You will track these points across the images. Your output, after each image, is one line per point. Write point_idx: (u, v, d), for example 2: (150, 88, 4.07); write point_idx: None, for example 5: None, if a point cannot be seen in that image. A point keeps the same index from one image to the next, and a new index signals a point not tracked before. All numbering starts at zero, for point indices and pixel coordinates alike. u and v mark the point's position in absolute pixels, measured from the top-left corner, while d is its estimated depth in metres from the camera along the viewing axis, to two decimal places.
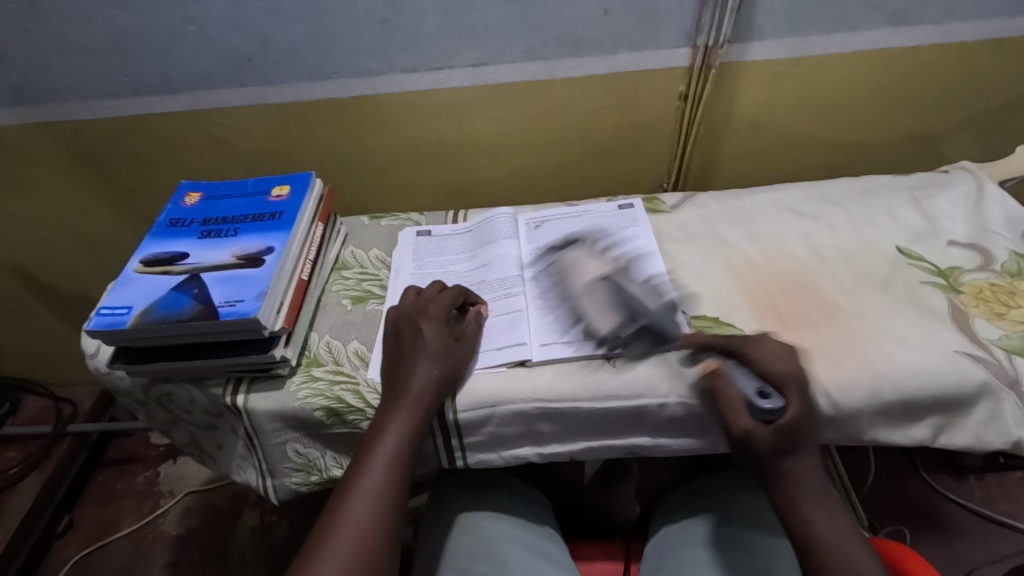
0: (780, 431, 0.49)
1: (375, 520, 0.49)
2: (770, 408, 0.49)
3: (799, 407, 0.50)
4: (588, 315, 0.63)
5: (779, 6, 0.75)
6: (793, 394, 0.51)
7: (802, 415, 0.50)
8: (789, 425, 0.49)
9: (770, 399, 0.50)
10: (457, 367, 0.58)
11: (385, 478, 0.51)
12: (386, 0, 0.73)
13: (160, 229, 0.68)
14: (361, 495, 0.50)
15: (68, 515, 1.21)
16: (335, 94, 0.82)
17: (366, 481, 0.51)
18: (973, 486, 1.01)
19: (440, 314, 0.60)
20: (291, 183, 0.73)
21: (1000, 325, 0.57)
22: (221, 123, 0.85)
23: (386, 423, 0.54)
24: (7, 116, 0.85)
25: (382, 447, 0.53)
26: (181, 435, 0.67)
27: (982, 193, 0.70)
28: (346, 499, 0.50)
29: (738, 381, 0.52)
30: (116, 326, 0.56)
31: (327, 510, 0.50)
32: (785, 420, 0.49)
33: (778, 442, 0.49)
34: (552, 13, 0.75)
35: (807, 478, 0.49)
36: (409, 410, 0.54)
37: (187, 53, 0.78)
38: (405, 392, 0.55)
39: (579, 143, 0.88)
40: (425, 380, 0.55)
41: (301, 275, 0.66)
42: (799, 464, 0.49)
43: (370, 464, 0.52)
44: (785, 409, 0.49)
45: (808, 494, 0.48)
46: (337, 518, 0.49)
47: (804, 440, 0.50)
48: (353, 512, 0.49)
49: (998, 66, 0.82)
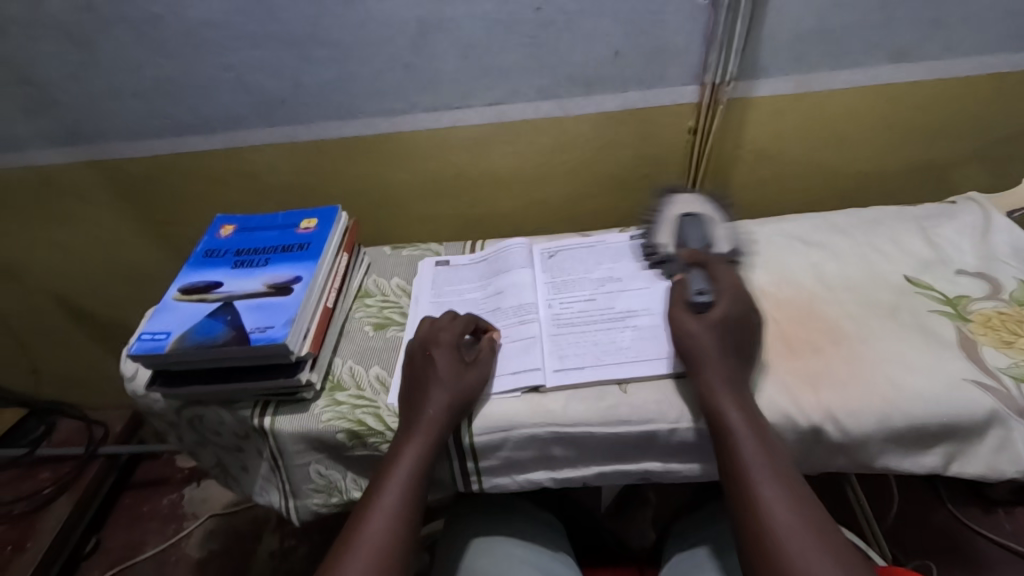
0: (711, 324, 0.56)
1: (389, 542, 0.51)
2: (700, 302, 0.58)
3: (730, 309, 0.57)
4: (589, 353, 0.64)
5: (782, 46, 0.78)
6: (727, 298, 0.58)
7: (733, 314, 0.57)
8: (718, 317, 0.56)
9: (705, 296, 0.58)
10: (470, 387, 0.60)
11: (399, 500, 0.53)
12: (408, 45, 0.78)
13: (197, 260, 0.73)
14: (376, 516, 0.52)
15: (96, 536, 1.24)
16: (361, 132, 0.87)
17: (381, 501, 0.53)
18: (1003, 520, 0.98)
19: (454, 340, 0.62)
20: (318, 216, 0.77)
21: (1007, 353, 0.57)
22: (254, 160, 0.90)
23: (402, 446, 0.56)
24: (59, 155, 0.91)
25: (398, 471, 0.55)
26: (210, 456, 0.70)
27: (990, 223, 0.71)
28: (362, 518, 0.52)
29: (688, 282, 0.61)
30: (155, 351, 0.60)
31: (345, 530, 0.53)
32: (716, 314, 0.56)
33: (708, 335, 0.55)
34: (566, 55, 0.79)
35: (729, 307, 0.57)
36: (423, 435, 0.56)
37: (225, 96, 0.83)
38: (420, 416, 0.57)
39: (592, 176, 0.92)
40: (437, 408, 0.57)
41: (326, 303, 0.69)
42: (723, 303, 0.57)
43: (386, 486, 0.54)
44: (716, 306, 0.57)
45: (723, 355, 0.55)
46: (354, 538, 0.51)
47: (734, 339, 0.56)
48: (368, 533, 0.51)
49: (1003, 99, 0.83)
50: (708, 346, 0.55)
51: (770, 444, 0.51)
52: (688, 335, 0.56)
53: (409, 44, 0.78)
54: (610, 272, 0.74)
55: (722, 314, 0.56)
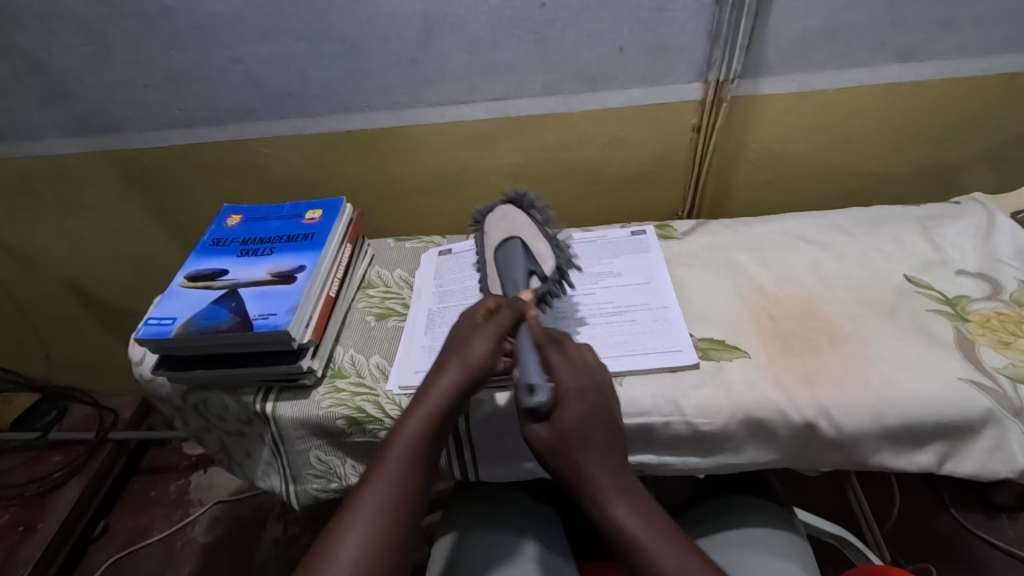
0: (556, 431, 0.51)
1: (390, 512, 0.48)
2: (535, 404, 0.51)
3: (577, 408, 0.51)
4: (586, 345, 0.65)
5: (786, 45, 0.78)
6: (566, 392, 0.52)
7: (571, 413, 0.51)
8: (563, 423, 0.51)
9: (540, 393, 0.51)
10: (487, 358, 0.56)
11: (400, 472, 0.50)
12: (414, 40, 0.79)
13: (203, 248, 0.74)
14: (376, 485, 0.49)
15: (104, 520, 1.27)
16: (367, 125, 0.88)
17: (383, 470, 0.50)
18: (1006, 525, 0.97)
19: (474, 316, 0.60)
20: (323, 207, 0.78)
21: (1005, 354, 0.57)
22: (262, 152, 0.92)
23: (407, 418, 0.53)
24: (73, 145, 0.94)
25: (401, 442, 0.52)
26: (213, 441, 0.72)
27: (992, 224, 0.71)
28: (362, 489, 0.49)
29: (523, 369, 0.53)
30: (161, 336, 0.62)
31: (342, 508, 0.49)
32: (554, 429, 0.51)
33: (559, 441, 0.51)
34: (570, 52, 0.79)
35: (567, 407, 0.51)
36: (432, 413, 0.53)
37: (235, 89, 0.85)
38: (428, 389, 0.55)
39: (595, 172, 0.92)
40: (448, 381, 0.55)
41: (329, 292, 0.70)
42: (563, 409, 0.51)
43: (389, 457, 0.51)
44: (559, 410, 0.51)
45: (593, 461, 0.50)
46: (353, 508, 0.48)
47: (592, 438, 0.51)
48: (367, 502, 0.48)
49: (1011, 100, 0.83)
50: (569, 458, 0.50)
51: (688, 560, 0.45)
52: (546, 450, 0.51)
53: (416, 39, 0.79)
54: (610, 267, 0.75)
55: (564, 419, 0.51)
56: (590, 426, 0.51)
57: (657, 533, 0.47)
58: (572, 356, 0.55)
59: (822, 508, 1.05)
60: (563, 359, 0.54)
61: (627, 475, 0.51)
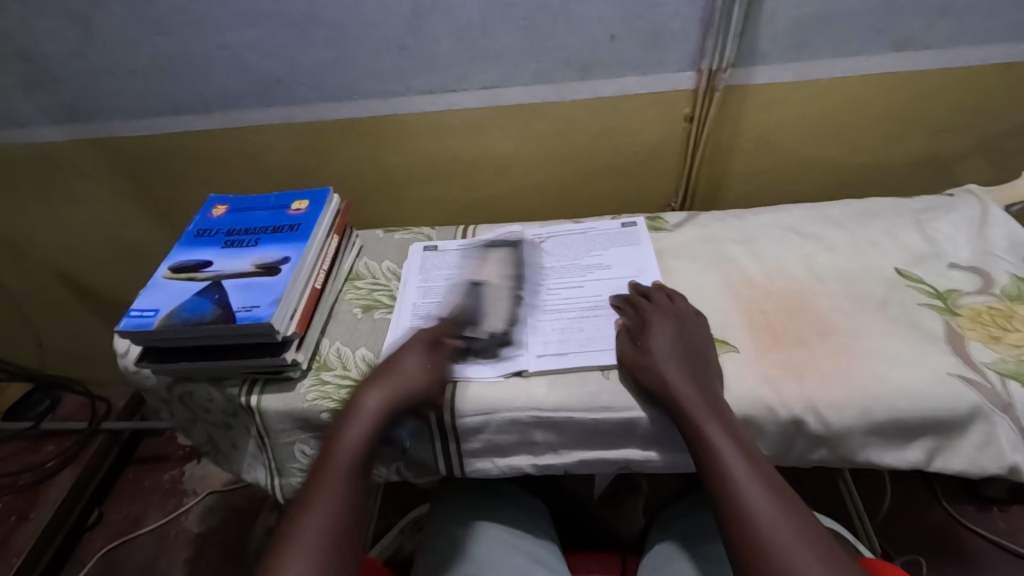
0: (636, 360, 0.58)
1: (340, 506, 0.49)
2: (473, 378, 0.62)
3: (664, 337, 0.58)
4: (571, 340, 0.64)
5: (781, 32, 0.76)
6: (659, 324, 0.59)
7: (671, 343, 0.57)
8: (649, 343, 0.58)
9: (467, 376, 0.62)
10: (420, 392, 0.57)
11: (340, 495, 0.50)
12: (402, 27, 0.77)
13: (188, 239, 0.73)
14: (316, 509, 0.49)
15: (99, 509, 1.26)
16: (356, 114, 0.87)
17: (326, 489, 0.50)
18: (997, 518, 0.98)
19: (421, 347, 0.60)
20: (309, 198, 0.77)
21: (995, 348, 0.57)
22: (251, 141, 0.91)
23: (344, 424, 0.54)
24: (59, 133, 0.92)
25: (344, 442, 0.53)
26: (199, 433, 0.71)
27: (986, 217, 0.70)
28: (312, 489, 0.50)
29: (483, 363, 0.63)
30: (143, 327, 0.61)
31: (281, 529, 0.49)
32: (645, 345, 0.58)
33: (636, 353, 0.58)
34: (561, 39, 0.78)
35: (661, 334, 0.58)
36: (372, 413, 0.54)
37: (222, 76, 0.83)
38: (359, 407, 0.55)
39: (587, 162, 0.91)
40: (381, 403, 0.55)
41: (315, 284, 0.70)
42: (655, 333, 0.58)
43: (331, 459, 0.52)
44: (652, 333, 0.59)
45: (672, 366, 0.55)
46: (303, 517, 0.48)
47: (695, 361, 0.56)
48: (307, 524, 0.48)
49: (1009, 91, 0.81)
50: (647, 365, 0.56)
51: (756, 460, 0.49)
52: (626, 361, 0.59)
53: (404, 25, 0.77)
54: (598, 259, 0.74)
55: (658, 339, 0.58)
56: (684, 348, 0.57)
57: (733, 437, 0.50)
58: (680, 303, 0.63)
59: (815, 501, 1.05)
60: (673, 306, 0.62)
61: (742, 431, 0.51)
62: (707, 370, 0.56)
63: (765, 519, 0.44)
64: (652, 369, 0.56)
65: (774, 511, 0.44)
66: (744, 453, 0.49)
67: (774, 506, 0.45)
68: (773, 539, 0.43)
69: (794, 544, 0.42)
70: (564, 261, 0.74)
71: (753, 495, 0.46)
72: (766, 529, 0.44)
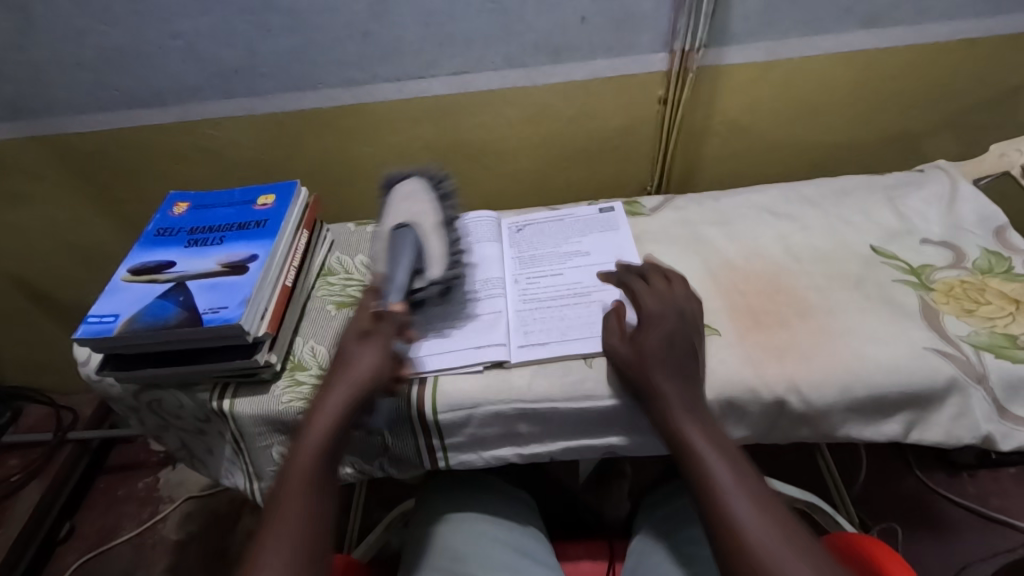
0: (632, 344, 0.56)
1: (316, 515, 0.47)
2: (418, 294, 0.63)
3: (654, 327, 0.56)
4: (552, 329, 0.63)
5: (751, 11, 0.76)
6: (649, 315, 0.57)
7: (662, 334, 0.55)
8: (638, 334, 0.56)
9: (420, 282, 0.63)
10: (380, 377, 0.55)
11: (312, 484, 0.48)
12: (366, 12, 0.74)
13: (148, 239, 0.70)
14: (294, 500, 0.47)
15: (70, 522, 1.22)
16: (322, 104, 0.84)
17: (299, 481, 0.48)
18: (967, 483, 1.01)
19: (380, 340, 0.56)
20: (276, 192, 0.74)
21: (968, 322, 0.58)
22: (212, 134, 0.87)
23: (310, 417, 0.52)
24: (4, 131, 0.87)
25: (312, 440, 0.50)
26: (172, 440, 0.68)
27: (955, 191, 0.71)
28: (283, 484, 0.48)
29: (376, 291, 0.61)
30: (103, 334, 0.57)
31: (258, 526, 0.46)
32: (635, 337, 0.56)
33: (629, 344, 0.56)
34: (531, 22, 0.76)
35: (650, 326, 0.56)
36: (331, 412, 0.52)
37: (177, 67, 0.79)
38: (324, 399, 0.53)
39: (560, 148, 0.90)
40: (340, 402, 0.52)
41: (285, 281, 0.67)
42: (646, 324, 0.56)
43: (303, 452, 0.50)
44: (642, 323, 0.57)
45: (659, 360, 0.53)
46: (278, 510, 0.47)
47: (684, 352, 0.54)
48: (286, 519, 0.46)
49: (972, 67, 0.83)
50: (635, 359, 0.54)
51: (733, 453, 0.48)
52: (618, 355, 0.57)
53: (368, 10, 0.74)
54: (576, 246, 0.73)
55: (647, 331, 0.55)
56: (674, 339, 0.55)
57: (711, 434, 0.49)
58: (673, 291, 0.60)
59: (797, 478, 1.07)
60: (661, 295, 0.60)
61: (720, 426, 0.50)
62: (695, 361, 0.54)
63: (744, 517, 0.43)
64: (640, 363, 0.54)
65: (751, 509, 0.43)
66: (723, 448, 0.48)
67: (751, 502, 0.44)
68: (752, 538, 0.42)
69: (772, 541, 0.41)
70: (542, 248, 0.73)
71: (732, 493, 0.45)
72: (743, 527, 0.43)
